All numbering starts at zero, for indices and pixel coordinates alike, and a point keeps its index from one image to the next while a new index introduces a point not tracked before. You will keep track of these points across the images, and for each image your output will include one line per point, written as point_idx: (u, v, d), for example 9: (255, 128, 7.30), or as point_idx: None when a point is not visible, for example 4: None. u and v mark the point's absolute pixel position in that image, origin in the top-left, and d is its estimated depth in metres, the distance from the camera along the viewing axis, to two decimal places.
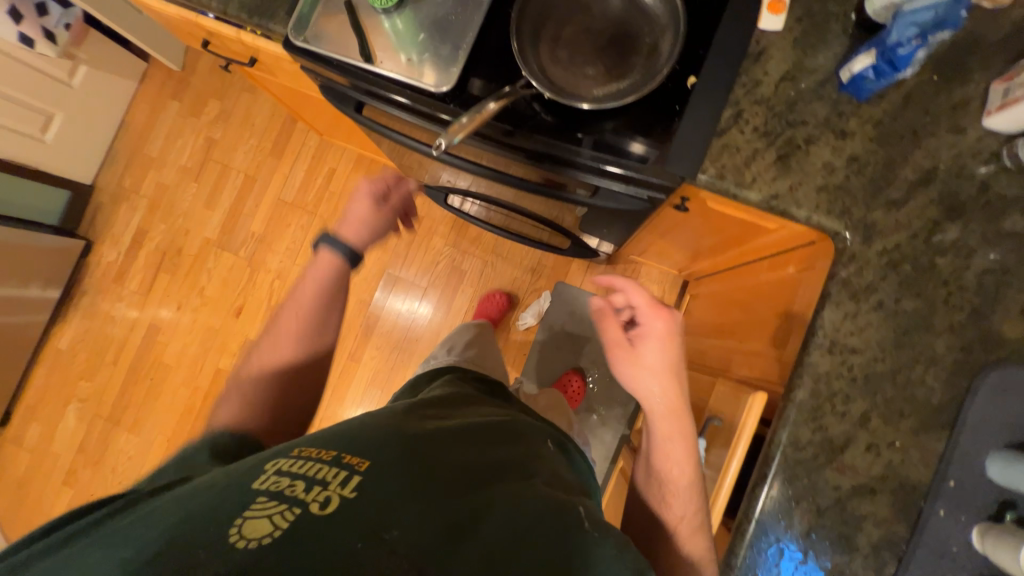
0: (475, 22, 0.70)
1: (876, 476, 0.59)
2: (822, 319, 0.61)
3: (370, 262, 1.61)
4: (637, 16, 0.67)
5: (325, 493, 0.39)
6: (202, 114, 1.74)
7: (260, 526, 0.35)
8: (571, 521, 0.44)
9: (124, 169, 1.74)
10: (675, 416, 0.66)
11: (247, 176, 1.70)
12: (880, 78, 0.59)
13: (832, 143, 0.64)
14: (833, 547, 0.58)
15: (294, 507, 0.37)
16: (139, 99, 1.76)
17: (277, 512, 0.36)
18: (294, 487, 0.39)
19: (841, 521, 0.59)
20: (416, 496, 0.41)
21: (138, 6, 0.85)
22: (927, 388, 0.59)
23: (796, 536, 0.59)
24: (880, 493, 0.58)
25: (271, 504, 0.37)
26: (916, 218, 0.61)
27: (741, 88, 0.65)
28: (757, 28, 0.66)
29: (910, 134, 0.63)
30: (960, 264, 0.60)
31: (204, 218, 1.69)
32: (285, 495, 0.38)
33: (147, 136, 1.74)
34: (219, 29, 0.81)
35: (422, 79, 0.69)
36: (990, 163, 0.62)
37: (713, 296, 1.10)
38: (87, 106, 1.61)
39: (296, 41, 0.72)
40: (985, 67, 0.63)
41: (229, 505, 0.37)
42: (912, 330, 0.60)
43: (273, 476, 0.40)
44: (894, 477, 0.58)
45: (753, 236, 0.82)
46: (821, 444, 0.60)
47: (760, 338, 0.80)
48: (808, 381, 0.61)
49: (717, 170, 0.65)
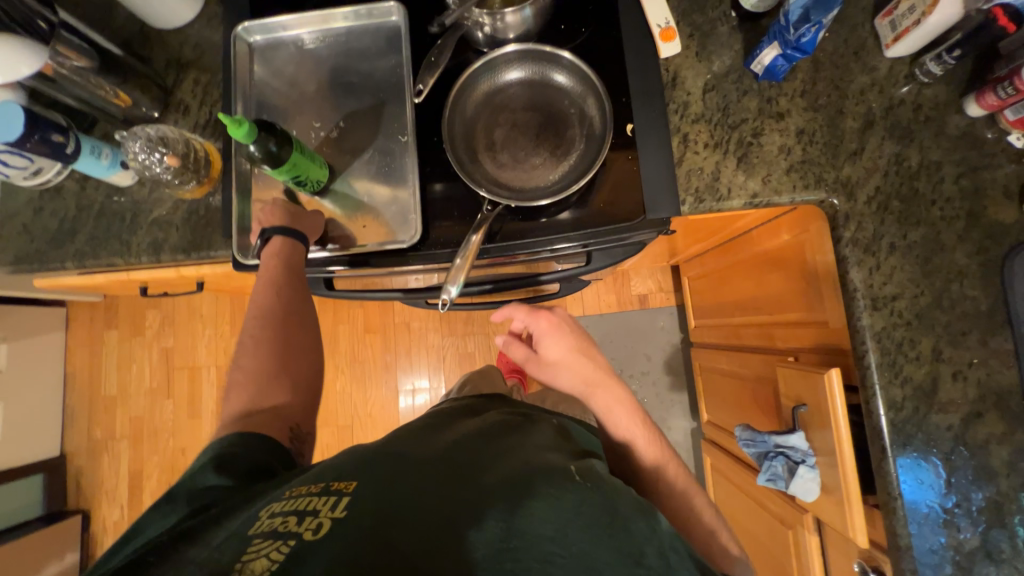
0: (409, 164, 0.71)
1: (975, 399, 0.61)
2: (853, 283, 0.64)
3: (381, 388, 1.54)
4: (551, 94, 0.69)
5: (317, 519, 0.37)
6: (146, 329, 1.58)
7: (258, 567, 0.34)
8: (568, 480, 0.44)
9: (89, 422, 1.56)
10: (602, 389, 0.70)
11: (221, 367, 1.57)
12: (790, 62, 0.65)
13: (776, 127, 0.67)
14: (979, 481, 0.60)
15: (288, 540, 0.35)
16: (73, 345, 1.58)
17: (272, 549, 0.35)
18: (286, 522, 0.37)
19: (970, 453, 0.61)
20: (430, 504, 0.40)
21: (64, 283, 0.80)
22: (971, 300, 0.62)
23: (945, 489, 0.60)
24: (987, 412, 0.61)
25: (267, 543, 0.36)
26: (880, 158, 0.65)
27: (675, 115, 0.68)
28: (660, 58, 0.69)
29: (835, 89, 0.67)
30: (935, 181, 0.65)
31: (194, 429, 1.56)
32: (279, 531, 0.36)
33: (98, 377, 1.57)
34: (153, 271, 0.77)
35: (391, 239, 0.69)
36: (911, 82, 0.67)
37: (713, 274, 1.13)
38: (23, 383, 1.43)
39: (247, 259, 0.69)
40: (862, 7, 0.68)
41: (223, 558, 0.36)
42: (930, 257, 0.63)
43: (264, 519, 0.38)
44: (989, 392, 0.61)
45: (733, 222, 0.82)
46: (915, 394, 0.62)
47: (792, 307, 0.82)
48: (873, 343, 0.63)
49: (696, 196, 0.67)
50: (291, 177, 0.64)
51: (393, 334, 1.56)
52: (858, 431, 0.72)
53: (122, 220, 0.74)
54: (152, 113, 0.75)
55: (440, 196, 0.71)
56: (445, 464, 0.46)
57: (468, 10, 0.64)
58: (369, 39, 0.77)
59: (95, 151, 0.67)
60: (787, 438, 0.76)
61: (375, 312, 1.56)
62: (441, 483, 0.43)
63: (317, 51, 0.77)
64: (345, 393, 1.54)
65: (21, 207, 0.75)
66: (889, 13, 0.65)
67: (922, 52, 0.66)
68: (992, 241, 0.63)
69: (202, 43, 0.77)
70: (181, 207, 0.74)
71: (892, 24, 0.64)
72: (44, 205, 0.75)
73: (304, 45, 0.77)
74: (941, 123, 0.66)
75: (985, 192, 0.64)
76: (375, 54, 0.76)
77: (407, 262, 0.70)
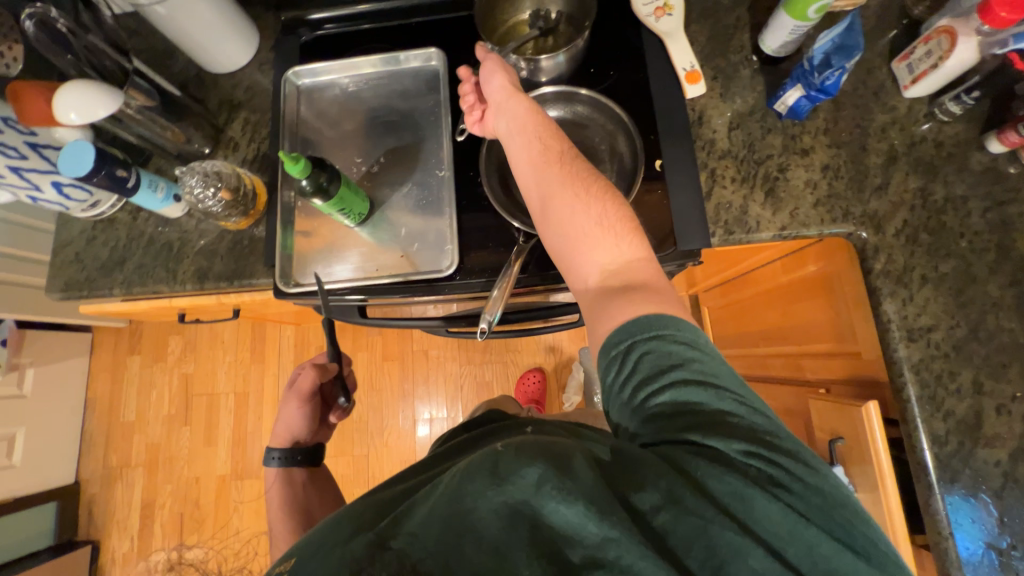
0: (446, 197, 0.74)
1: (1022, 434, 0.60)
2: (887, 314, 0.64)
3: (398, 416, 1.53)
4: (584, 131, 0.72)
5: None
6: (168, 355, 1.60)
7: None
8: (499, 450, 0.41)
9: (105, 448, 1.56)
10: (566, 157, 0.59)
11: (240, 393, 1.57)
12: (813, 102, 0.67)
13: (801, 163, 0.69)
14: None
15: None
16: (96, 370, 1.60)
17: None
18: None
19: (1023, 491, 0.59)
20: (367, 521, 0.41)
21: (106, 312, 0.83)
22: (1009, 332, 0.62)
23: (998, 529, 0.58)
24: None
25: None
26: (904, 192, 0.67)
27: (702, 152, 0.71)
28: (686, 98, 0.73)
29: (857, 127, 0.70)
30: (962, 215, 0.66)
31: (209, 456, 1.55)
32: None
33: (117, 402, 1.58)
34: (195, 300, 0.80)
35: (426, 269, 0.71)
36: (930, 120, 0.69)
37: (736, 304, 1.13)
38: (47, 406, 1.45)
39: (289, 286, 0.72)
40: (878, 52, 0.72)
41: None
42: (964, 289, 0.64)
43: None
44: None
45: (758, 252, 0.84)
46: (958, 428, 0.61)
47: (822, 337, 0.82)
48: (911, 376, 0.62)
49: (725, 228, 0.69)
50: (340, 211, 0.69)
51: (411, 362, 1.56)
52: (899, 465, 0.70)
53: (170, 249, 0.77)
54: (203, 149, 0.79)
55: (476, 227, 0.73)
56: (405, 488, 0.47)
57: (505, 56, 0.69)
58: (408, 82, 0.82)
59: (152, 185, 0.72)
60: None
61: (394, 339, 1.57)
62: (394, 505, 0.43)
63: (360, 93, 0.82)
64: (362, 422, 1.53)
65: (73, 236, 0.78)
66: (906, 56, 0.68)
67: (939, 93, 0.69)
68: None
69: (252, 86, 0.83)
70: (226, 237, 0.77)
71: (909, 67, 0.68)
72: (96, 234, 0.79)
73: (347, 88, 0.82)
74: (962, 159, 0.68)
75: (1013, 225, 0.65)
76: (415, 95, 0.81)
77: (443, 291, 0.71)
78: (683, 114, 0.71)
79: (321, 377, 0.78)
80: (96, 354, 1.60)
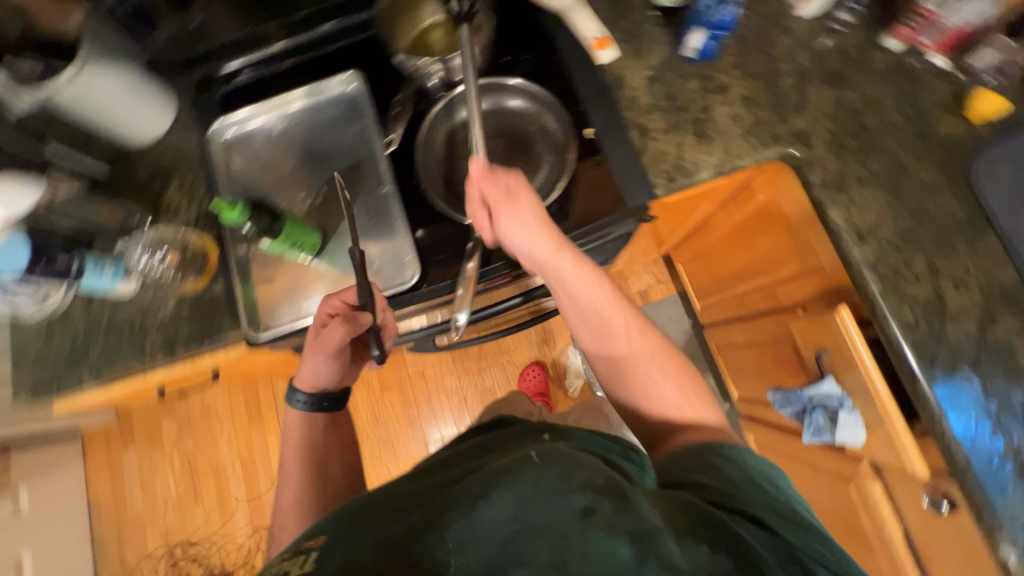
0: (394, 211, 0.75)
1: (983, 301, 0.63)
2: (834, 221, 0.67)
3: (410, 442, 1.52)
4: (511, 118, 0.76)
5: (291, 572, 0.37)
6: (162, 441, 1.56)
7: None
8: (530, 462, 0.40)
9: (119, 550, 1.51)
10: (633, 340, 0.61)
11: (245, 461, 1.53)
12: (716, 39, 0.71)
13: (722, 100, 0.72)
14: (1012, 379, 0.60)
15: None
16: (93, 474, 1.54)
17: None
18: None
19: (998, 353, 0.61)
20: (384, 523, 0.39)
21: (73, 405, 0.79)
22: (945, 207, 0.65)
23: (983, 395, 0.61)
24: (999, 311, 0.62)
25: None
26: (822, 103, 0.70)
27: (628, 110, 0.73)
28: (600, 64, 0.75)
29: (765, 54, 0.73)
30: (879, 112, 0.69)
31: (228, 532, 1.50)
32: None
33: (121, 500, 1.53)
34: (167, 373, 0.77)
35: (392, 286, 0.72)
36: (829, 33, 0.72)
37: (703, 253, 1.16)
38: (48, 522, 1.40)
39: (258, 335, 0.72)
40: None
41: None
42: (898, 180, 0.67)
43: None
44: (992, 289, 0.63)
45: (708, 199, 0.86)
46: (925, 310, 0.63)
47: (788, 262, 0.84)
48: (869, 273, 0.65)
49: (667, 176, 0.70)
50: (291, 245, 0.73)
51: (410, 388, 1.55)
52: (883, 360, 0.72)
53: (130, 326, 0.75)
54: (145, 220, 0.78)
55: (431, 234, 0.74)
56: (417, 481, 0.45)
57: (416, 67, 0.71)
58: (333, 113, 0.82)
59: (98, 267, 0.71)
60: (820, 387, 0.76)
61: (387, 368, 1.56)
62: (408, 504, 0.41)
63: (289, 132, 0.82)
64: (374, 457, 1.51)
65: (29, 340, 0.76)
66: None
67: (831, 6, 0.72)
68: (947, 153, 0.67)
69: (178, 150, 0.82)
70: (185, 303, 0.75)
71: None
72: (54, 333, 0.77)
73: (273, 131, 0.82)
74: (867, 61, 0.71)
75: (926, 110, 0.68)
76: (342, 124, 0.81)
77: (412, 301, 0.72)
78: (601, 79, 0.73)
79: (352, 336, 0.65)
80: (89, 457, 1.55)
